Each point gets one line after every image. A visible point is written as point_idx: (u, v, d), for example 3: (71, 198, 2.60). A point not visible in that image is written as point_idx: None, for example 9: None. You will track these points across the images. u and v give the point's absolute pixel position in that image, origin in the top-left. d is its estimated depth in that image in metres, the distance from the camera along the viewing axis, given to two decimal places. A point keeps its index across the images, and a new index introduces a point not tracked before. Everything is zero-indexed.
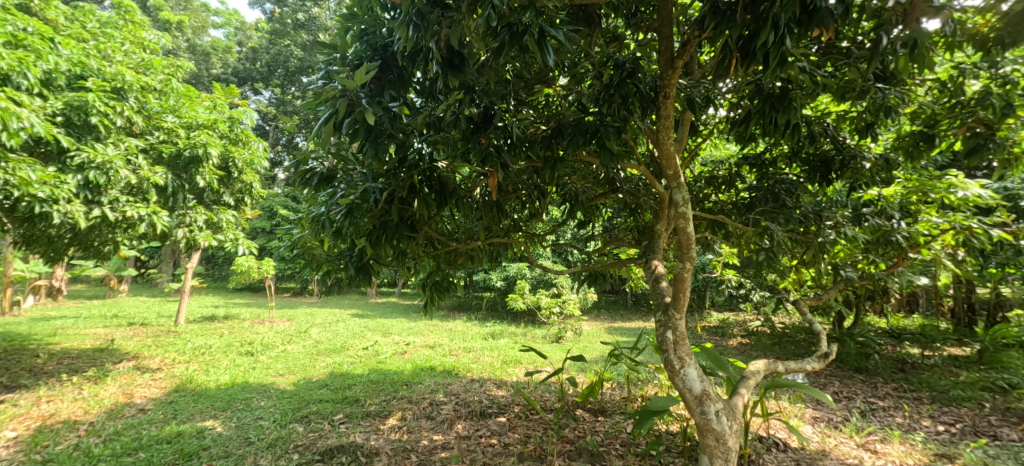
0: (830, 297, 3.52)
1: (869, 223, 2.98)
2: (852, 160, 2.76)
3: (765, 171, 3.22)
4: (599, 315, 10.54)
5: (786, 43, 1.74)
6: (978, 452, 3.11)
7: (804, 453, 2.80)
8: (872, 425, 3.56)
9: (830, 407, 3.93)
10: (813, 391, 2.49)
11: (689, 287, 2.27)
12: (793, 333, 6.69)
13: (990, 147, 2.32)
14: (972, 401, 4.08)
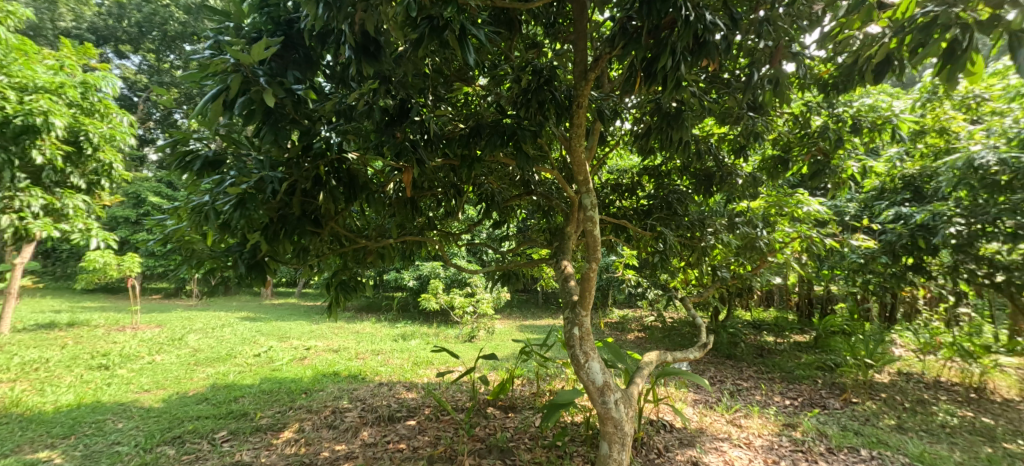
0: (709, 294, 3.95)
1: (740, 231, 3.53)
2: (728, 175, 3.22)
3: (662, 181, 3.61)
4: (511, 314, 10.88)
5: (683, 71, 1.97)
6: (813, 420, 3.81)
7: (686, 432, 3.20)
8: (738, 403, 4.17)
9: (707, 389, 4.52)
10: (693, 376, 2.81)
11: (594, 286, 2.43)
12: (681, 326, 7.75)
13: (827, 172, 2.92)
14: (809, 379, 5.03)
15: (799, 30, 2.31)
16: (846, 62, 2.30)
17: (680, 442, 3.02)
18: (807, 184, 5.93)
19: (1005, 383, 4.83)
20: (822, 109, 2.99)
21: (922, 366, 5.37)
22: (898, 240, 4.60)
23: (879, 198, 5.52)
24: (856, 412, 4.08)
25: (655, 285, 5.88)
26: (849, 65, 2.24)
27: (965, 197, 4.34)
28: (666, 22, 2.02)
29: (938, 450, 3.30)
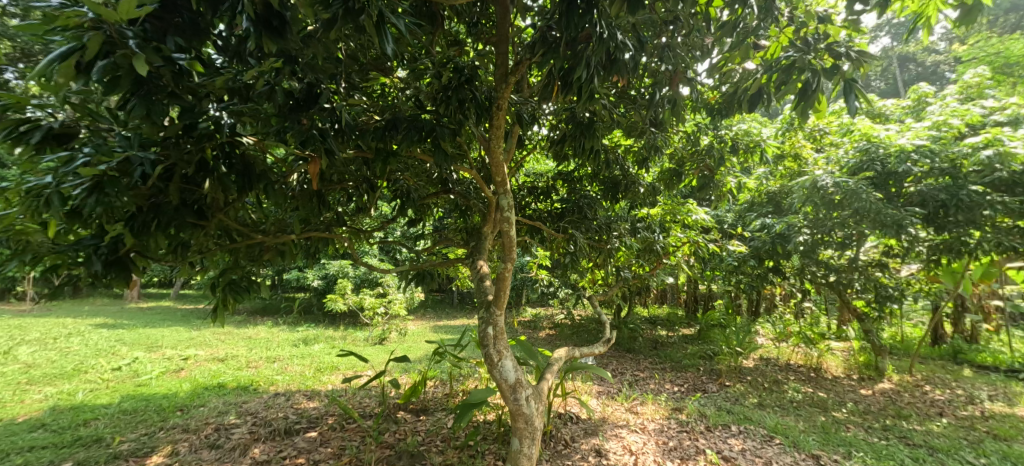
0: (613, 293, 4.45)
1: (641, 235, 4.04)
2: (632, 184, 3.60)
3: (574, 186, 3.91)
4: (424, 314, 11.12)
5: (596, 84, 2.10)
6: (695, 402, 4.46)
7: (590, 422, 3.53)
8: (635, 392, 4.64)
9: (609, 381, 4.98)
10: (598, 370, 3.20)
11: (510, 285, 2.60)
12: (587, 323, 8.42)
13: (712, 186, 3.61)
14: (693, 366, 5.88)
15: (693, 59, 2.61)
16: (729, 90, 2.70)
17: (585, 432, 3.33)
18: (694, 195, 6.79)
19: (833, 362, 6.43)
20: (708, 130, 3.48)
21: (777, 351, 6.64)
22: (763, 246, 5.79)
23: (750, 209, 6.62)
24: (728, 393, 4.89)
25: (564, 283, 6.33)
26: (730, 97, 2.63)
27: (811, 212, 5.29)
28: (583, 36, 2.12)
29: (788, 422, 4.10)
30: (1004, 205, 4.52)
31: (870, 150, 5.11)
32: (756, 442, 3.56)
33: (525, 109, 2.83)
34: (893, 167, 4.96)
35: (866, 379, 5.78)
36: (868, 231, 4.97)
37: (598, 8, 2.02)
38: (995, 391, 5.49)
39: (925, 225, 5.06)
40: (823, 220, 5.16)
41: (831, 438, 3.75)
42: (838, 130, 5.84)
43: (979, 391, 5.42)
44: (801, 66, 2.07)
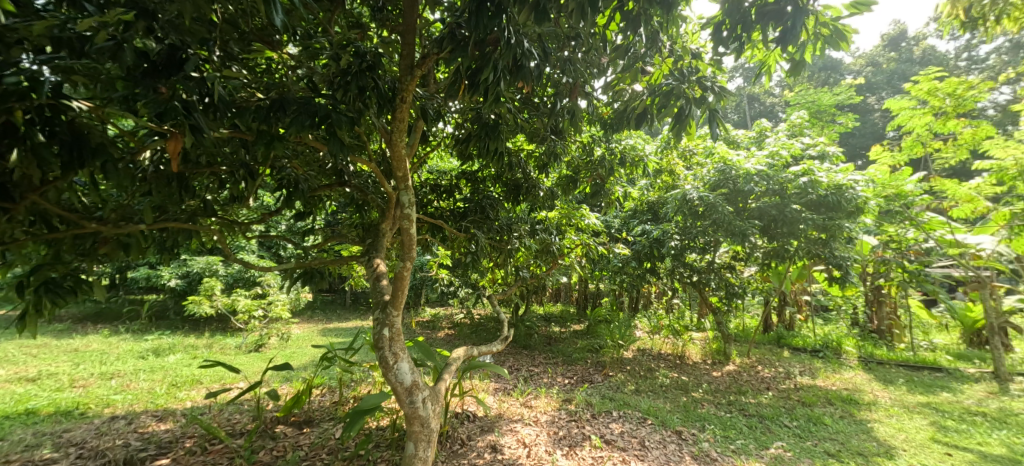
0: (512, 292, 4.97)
1: (539, 237, 4.65)
2: (532, 186, 4.10)
3: (478, 186, 4.28)
4: (312, 316, 12.41)
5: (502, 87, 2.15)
6: (584, 393, 6.00)
7: (486, 419, 4.41)
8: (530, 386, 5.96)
9: (506, 378, 6.33)
10: (495, 367, 3.57)
11: (407, 286, 2.77)
12: (486, 322, 9.61)
13: (603, 192, 4.52)
14: (583, 359, 7.87)
15: (591, 73, 3.17)
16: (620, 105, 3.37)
17: (481, 430, 4.11)
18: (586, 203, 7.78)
19: (693, 350, 9.03)
20: (601, 143, 4.35)
21: (652, 342, 9.09)
22: (642, 249, 7.85)
23: (632, 216, 8.81)
24: (609, 382, 6.68)
25: (464, 282, 7.31)
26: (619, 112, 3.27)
27: (682, 222, 7.45)
28: (491, 39, 2.17)
29: (661, 405, 5.85)
30: (813, 221, 6.51)
31: (726, 172, 7.03)
32: (631, 423, 5.05)
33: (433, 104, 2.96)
34: (742, 186, 6.88)
35: (717, 362, 8.17)
36: (721, 238, 7.07)
37: (507, 13, 2.08)
38: (801, 368, 8.26)
39: (762, 234, 7.12)
40: (688, 228, 7.36)
41: (692, 416, 5.49)
42: (703, 153, 8.02)
43: (792, 368, 8.24)
44: (680, 90, 2.65)
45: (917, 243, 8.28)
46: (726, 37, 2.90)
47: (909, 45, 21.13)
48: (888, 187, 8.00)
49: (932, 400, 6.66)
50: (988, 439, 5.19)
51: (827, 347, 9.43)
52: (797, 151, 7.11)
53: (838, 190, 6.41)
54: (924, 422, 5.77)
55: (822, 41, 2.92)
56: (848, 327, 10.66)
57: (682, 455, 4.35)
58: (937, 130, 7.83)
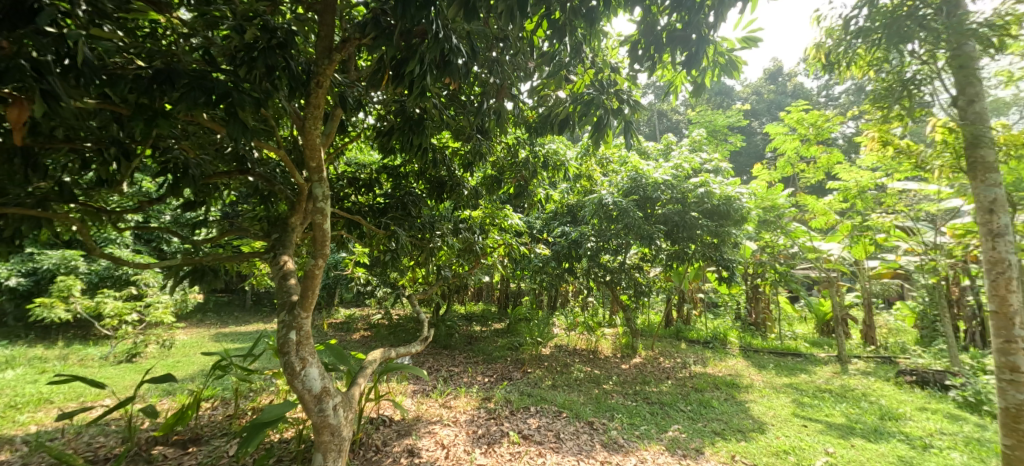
0: (432, 293, 6.29)
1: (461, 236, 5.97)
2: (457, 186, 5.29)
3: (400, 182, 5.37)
4: (205, 321, 11.75)
5: (427, 78, 2.42)
6: (504, 391, 6.70)
7: (401, 422, 5.08)
8: (448, 387, 6.73)
9: (424, 380, 7.02)
10: (412, 369, 4.18)
11: (318, 281, 3.17)
12: (403, 322, 9.89)
13: (524, 191, 5.82)
14: (501, 357, 8.67)
15: (517, 77, 4.06)
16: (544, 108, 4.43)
17: (398, 433, 4.79)
18: (511, 203, 8.11)
19: (606, 344, 9.87)
20: (524, 146, 5.55)
21: (568, 339, 9.75)
22: (561, 249, 8.30)
23: (553, 217, 9.40)
24: (529, 378, 7.45)
25: (383, 282, 7.48)
26: (547, 113, 4.24)
27: (597, 224, 7.96)
28: (417, 33, 2.43)
29: (574, 398, 6.54)
30: (706, 227, 7.49)
31: (638, 179, 7.76)
32: (541, 417, 5.77)
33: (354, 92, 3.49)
34: (649, 193, 7.64)
35: (625, 355, 9.11)
36: (632, 240, 7.68)
37: (434, 10, 2.29)
38: (695, 358, 9.23)
39: (667, 237, 7.81)
40: (602, 231, 7.87)
41: (602, 407, 6.19)
42: (618, 162, 8.63)
43: (688, 358, 9.18)
44: (599, 101, 3.74)
45: (782, 247, 9.73)
46: (642, 53, 3.81)
47: (785, 80, 24.72)
48: (765, 200, 9.22)
49: (795, 381, 7.86)
50: (836, 411, 6.25)
51: (716, 339, 10.75)
52: (695, 166, 8.03)
53: (728, 201, 7.45)
54: (789, 400, 6.76)
55: (718, 68, 3.94)
56: (732, 320, 12.44)
57: (593, 443, 5.13)
58: (803, 153, 9.23)
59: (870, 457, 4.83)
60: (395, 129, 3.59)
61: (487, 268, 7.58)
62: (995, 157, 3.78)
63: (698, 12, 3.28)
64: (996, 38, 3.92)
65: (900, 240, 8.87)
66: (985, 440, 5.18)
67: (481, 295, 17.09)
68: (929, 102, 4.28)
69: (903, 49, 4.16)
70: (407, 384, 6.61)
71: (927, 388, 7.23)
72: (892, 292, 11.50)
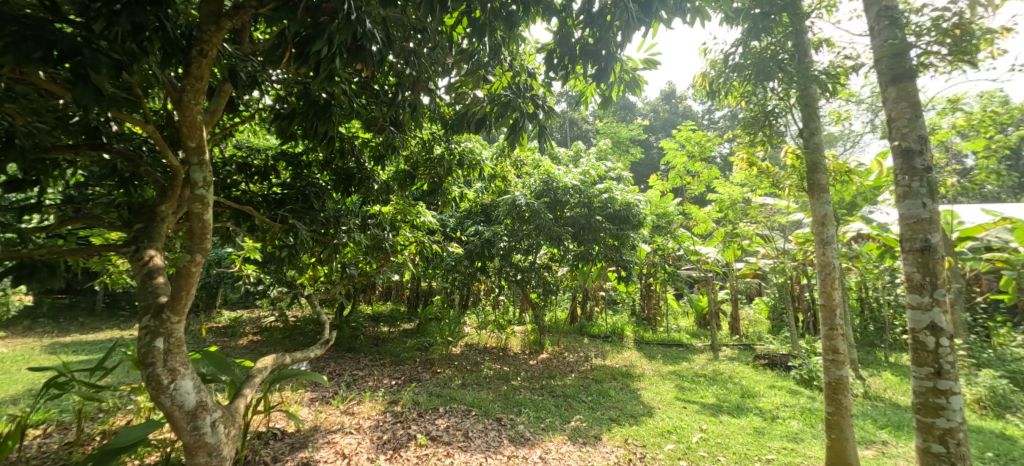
0: (333, 293, 5.93)
1: (369, 232, 5.73)
2: (366, 179, 5.08)
3: (301, 171, 5.07)
4: (46, 329, 9.89)
5: (338, 61, 2.49)
6: (412, 392, 6.51)
7: (295, 434, 4.71)
8: (351, 392, 6.38)
9: (323, 385, 6.60)
10: (312, 375, 3.97)
11: (194, 280, 3.14)
12: (302, 324, 9.28)
13: (438, 190, 5.66)
14: (409, 358, 8.43)
15: (433, 71, 3.92)
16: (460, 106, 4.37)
17: (291, 447, 4.44)
18: (424, 199, 7.93)
19: (515, 341, 10.06)
20: (440, 143, 5.49)
21: (479, 337, 9.81)
22: (473, 248, 8.29)
23: (466, 216, 9.34)
24: (438, 378, 7.32)
25: (277, 281, 6.88)
26: (464, 111, 4.16)
27: (510, 224, 8.05)
28: (326, 11, 2.39)
29: (484, 396, 6.52)
30: (608, 229, 7.99)
31: (549, 183, 7.99)
32: (449, 417, 5.68)
33: (246, 68, 3.38)
34: (560, 196, 7.89)
35: (533, 351, 9.35)
36: (542, 241, 7.91)
37: None
38: (596, 352, 9.76)
39: (575, 238, 8.12)
40: (515, 231, 8.00)
41: (510, 403, 6.25)
42: (532, 165, 8.82)
43: (590, 352, 9.68)
44: (516, 104, 3.81)
45: (671, 250, 10.75)
46: (556, 63, 3.93)
47: (680, 99, 27.29)
48: (658, 208, 10.20)
49: (678, 368, 8.67)
50: (709, 393, 7.03)
51: (614, 334, 11.52)
52: (601, 173, 8.54)
53: (628, 207, 8.09)
54: (672, 385, 7.44)
55: (624, 85, 4.28)
56: (629, 315, 13.41)
57: (501, 439, 5.16)
58: (690, 169, 10.26)
59: (734, 430, 5.48)
60: (298, 112, 3.40)
61: (395, 266, 7.34)
62: (824, 181, 4.60)
63: (608, 30, 3.54)
64: (831, 84, 4.65)
65: (758, 246, 10.31)
66: (815, 409, 6.21)
67: (388, 295, 16.50)
68: (783, 132, 4.95)
69: (766, 86, 4.73)
70: (305, 392, 6.15)
71: (775, 369, 8.49)
72: (753, 288, 13.31)
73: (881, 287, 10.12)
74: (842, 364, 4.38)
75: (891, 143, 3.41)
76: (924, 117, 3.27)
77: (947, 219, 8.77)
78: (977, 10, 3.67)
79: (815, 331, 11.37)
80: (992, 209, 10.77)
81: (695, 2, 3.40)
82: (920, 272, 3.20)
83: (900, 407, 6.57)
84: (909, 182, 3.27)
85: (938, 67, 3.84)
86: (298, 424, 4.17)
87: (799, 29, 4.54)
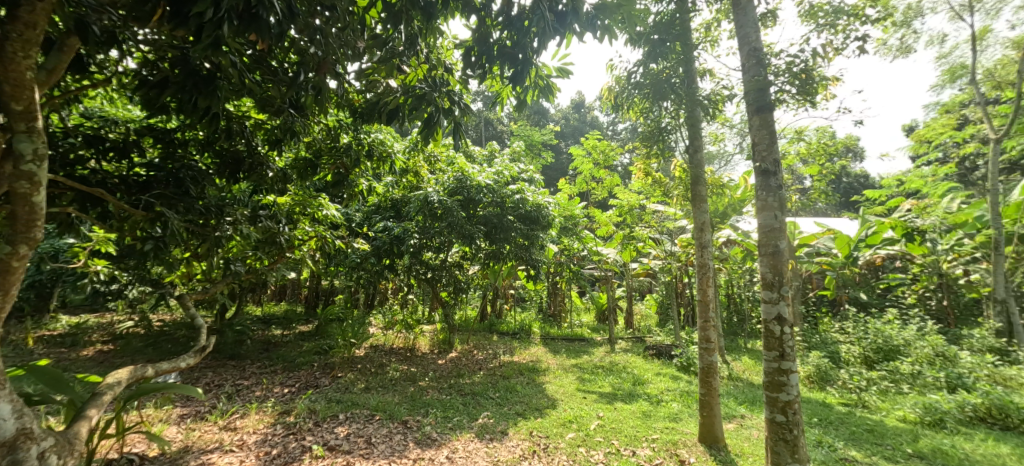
0: (213, 291, 5.20)
1: (260, 225, 5.25)
2: (257, 165, 4.66)
3: (173, 151, 4.51)
4: None
5: (224, 26, 2.35)
6: (307, 400, 6.02)
7: (164, 458, 4.23)
8: (232, 405, 5.74)
9: (197, 399, 5.85)
10: (182, 390, 3.45)
11: (20, 274, 2.74)
12: (170, 332, 8.28)
13: (343, 183, 5.25)
14: (305, 363, 7.82)
15: (345, 54, 3.69)
16: (371, 94, 4.13)
17: None
18: (328, 191, 7.41)
19: (424, 341, 9.82)
20: (348, 132, 5.19)
21: (384, 338, 9.44)
22: (382, 245, 7.95)
23: (374, 211, 8.91)
24: (338, 383, 6.86)
25: (138, 279, 5.91)
26: (374, 100, 3.93)
27: (421, 221, 7.84)
28: None
29: (389, 399, 6.24)
30: (519, 229, 8.14)
31: (463, 181, 7.92)
32: (349, 423, 5.35)
33: (103, 22, 2.91)
34: (472, 194, 7.87)
35: (441, 351, 9.20)
36: (454, 240, 7.81)
37: None
38: (504, 349, 9.87)
39: (487, 237, 8.14)
40: (426, 228, 7.80)
41: (417, 404, 6.05)
42: (446, 161, 8.66)
43: (498, 349, 9.75)
44: (431, 98, 3.66)
45: (575, 250, 11.23)
46: (474, 61, 3.87)
47: (588, 109, 28.85)
48: (565, 210, 10.63)
49: (580, 362, 9.08)
50: (606, 383, 7.46)
51: (522, 330, 11.77)
52: (514, 174, 8.67)
53: (538, 208, 8.31)
54: (574, 377, 7.77)
55: (538, 90, 4.37)
56: (536, 313, 13.80)
57: (406, 442, 4.97)
58: (595, 175, 10.84)
59: (626, 415, 5.86)
60: (172, 82, 3.01)
61: (290, 262, 6.78)
62: (704, 192, 5.08)
63: (525, 36, 3.58)
64: (712, 109, 5.18)
65: (650, 248, 11.21)
66: (692, 391, 6.90)
67: (282, 295, 15.15)
68: (673, 147, 5.43)
69: (661, 105, 5.12)
70: (172, 408, 5.45)
71: (661, 358, 9.29)
72: (645, 286, 14.48)
73: (744, 284, 11.63)
74: (713, 350, 4.91)
75: (753, 164, 3.87)
76: (779, 143, 3.76)
77: (791, 230, 10.28)
78: (815, 59, 4.58)
79: (694, 323, 12.69)
80: (824, 222, 12.99)
81: (606, 20, 3.58)
82: (772, 272, 3.67)
83: (755, 385, 7.54)
84: (765, 197, 3.74)
85: (790, 103, 4.61)
86: (161, 446, 3.73)
87: (689, 56, 4.94)
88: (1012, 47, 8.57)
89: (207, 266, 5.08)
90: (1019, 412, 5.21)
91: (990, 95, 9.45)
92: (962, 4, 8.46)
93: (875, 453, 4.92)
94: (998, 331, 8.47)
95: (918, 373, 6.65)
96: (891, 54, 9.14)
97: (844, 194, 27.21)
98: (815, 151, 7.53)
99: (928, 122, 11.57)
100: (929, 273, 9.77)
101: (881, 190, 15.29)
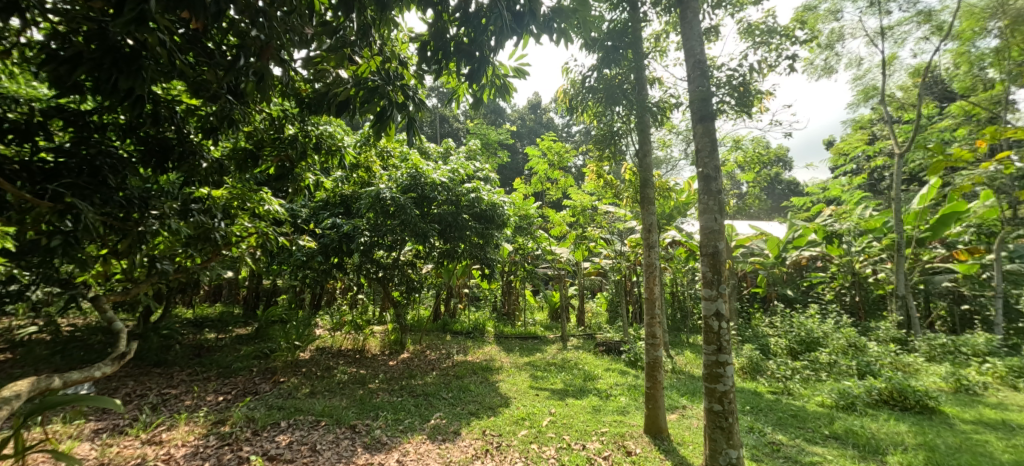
0: (136, 289, 4.80)
1: (189, 219, 4.89)
2: (189, 156, 4.30)
3: (90, 137, 4.13)
4: None
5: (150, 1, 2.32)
6: (245, 409, 5.64)
7: None
8: (158, 417, 5.32)
9: (114, 413, 5.36)
10: (96, 401, 3.11)
11: None
12: (84, 337, 7.62)
13: (286, 176, 4.98)
14: (243, 369, 7.37)
15: (292, 43, 3.48)
16: (320, 84, 3.90)
17: None
18: (270, 184, 7.02)
19: (372, 342, 9.49)
20: (294, 122, 4.97)
21: (331, 340, 9.07)
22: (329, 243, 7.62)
23: (322, 207, 8.53)
24: (281, 389, 6.49)
25: (42, 278, 5.33)
26: (323, 90, 3.74)
27: (371, 218, 7.60)
28: None
29: (336, 403, 5.99)
30: (473, 227, 8.08)
31: (416, 178, 7.73)
32: (296, 433, 5.08)
33: None
34: (425, 192, 7.71)
35: (393, 352, 8.96)
36: (407, 238, 7.59)
37: None
38: (457, 348, 9.73)
39: (442, 236, 7.98)
40: (377, 226, 7.54)
41: (366, 408, 5.85)
42: (399, 157, 8.46)
43: (451, 349, 9.60)
44: (383, 91, 3.55)
45: (529, 249, 11.32)
46: (429, 55, 3.74)
47: (543, 110, 29.16)
48: (520, 210, 10.61)
49: (533, 359, 9.12)
50: (558, 380, 7.54)
51: (475, 330, 11.69)
52: (469, 172, 8.57)
53: (493, 207, 8.30)
54: (526, 375, 7.81)
55: (494, 88, 4.34)
56: (489, 312, 13.76)
57: (354, 447, 4.78)
58: (549, 176, 10.94)
59: (577, 410, 5.95)
60: (87, 58, 2.73)
61: (228, 261, 6.39)
62: (652, 195, 5.22)
63: (483, 33, 3.50)
64: (661, 115, 5.34)
65: (601, 248, 11.49)
66: (640, 385, 7.11)
67: (217, 295, 14.25)
68: (623, 151, 5.54)
69: (613, 110, 5.21)
70: (84, 423, 4.99)
71: (611, 354, 9.53)
72: (596, 285, 14.82)
73: (687, 282, 12.17)
74: (659, 346, 5.05)
75: (697, 169, 4.04)
76: (719, 150, 3.94)
77: (727, 233, 10.79)
78: (751, 75, 4.87)
79: (641, 320, 13.13)
80: (756, 226, 13.87)
81: (562, 24, 3.59)
82: (711, 271, 3.83)
83: (696, 378, 7.91)
84: (706, 200, 3.89)
85: (729, 115, 4.87)
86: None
87: (640, 65, 5.09)
88: (913, 73, 9.51)
89: (129, 263, 4.65)
90: (915, 394, 5.78)
91: (897, 113, 10.43)
92: (875, 32, 9.26)
93: (798, 436, 5.27)
94: (901, 323, 9.37)
95: (834, 362, 7.20)
96: (816, 73, 9.88)
97: (774, 200, 29.21)
98: (750, 159, 7.90)
99: (845, 137, 12.63)
100: (844, 272, 10.59)
101: (807, 197, 16.56)
